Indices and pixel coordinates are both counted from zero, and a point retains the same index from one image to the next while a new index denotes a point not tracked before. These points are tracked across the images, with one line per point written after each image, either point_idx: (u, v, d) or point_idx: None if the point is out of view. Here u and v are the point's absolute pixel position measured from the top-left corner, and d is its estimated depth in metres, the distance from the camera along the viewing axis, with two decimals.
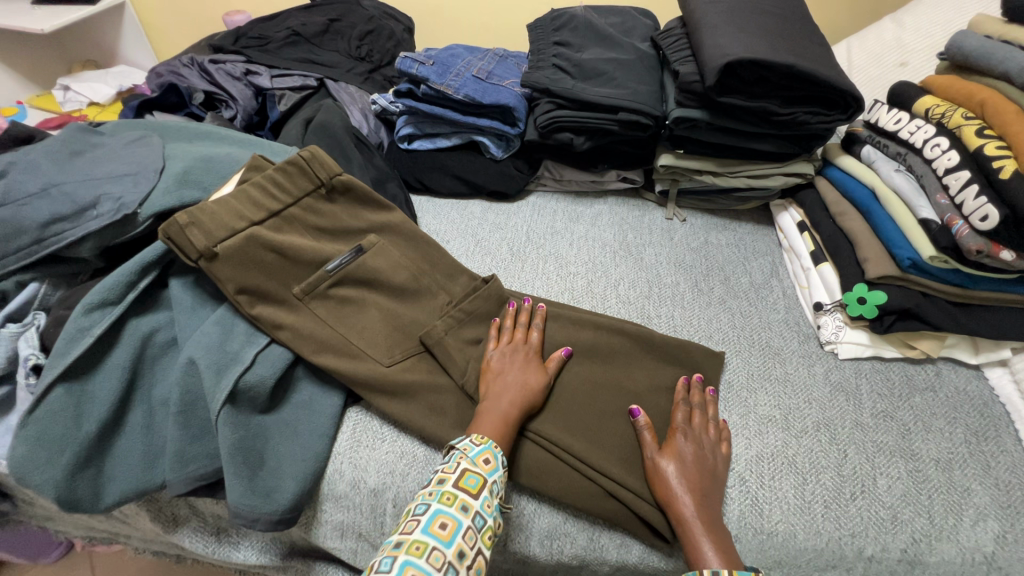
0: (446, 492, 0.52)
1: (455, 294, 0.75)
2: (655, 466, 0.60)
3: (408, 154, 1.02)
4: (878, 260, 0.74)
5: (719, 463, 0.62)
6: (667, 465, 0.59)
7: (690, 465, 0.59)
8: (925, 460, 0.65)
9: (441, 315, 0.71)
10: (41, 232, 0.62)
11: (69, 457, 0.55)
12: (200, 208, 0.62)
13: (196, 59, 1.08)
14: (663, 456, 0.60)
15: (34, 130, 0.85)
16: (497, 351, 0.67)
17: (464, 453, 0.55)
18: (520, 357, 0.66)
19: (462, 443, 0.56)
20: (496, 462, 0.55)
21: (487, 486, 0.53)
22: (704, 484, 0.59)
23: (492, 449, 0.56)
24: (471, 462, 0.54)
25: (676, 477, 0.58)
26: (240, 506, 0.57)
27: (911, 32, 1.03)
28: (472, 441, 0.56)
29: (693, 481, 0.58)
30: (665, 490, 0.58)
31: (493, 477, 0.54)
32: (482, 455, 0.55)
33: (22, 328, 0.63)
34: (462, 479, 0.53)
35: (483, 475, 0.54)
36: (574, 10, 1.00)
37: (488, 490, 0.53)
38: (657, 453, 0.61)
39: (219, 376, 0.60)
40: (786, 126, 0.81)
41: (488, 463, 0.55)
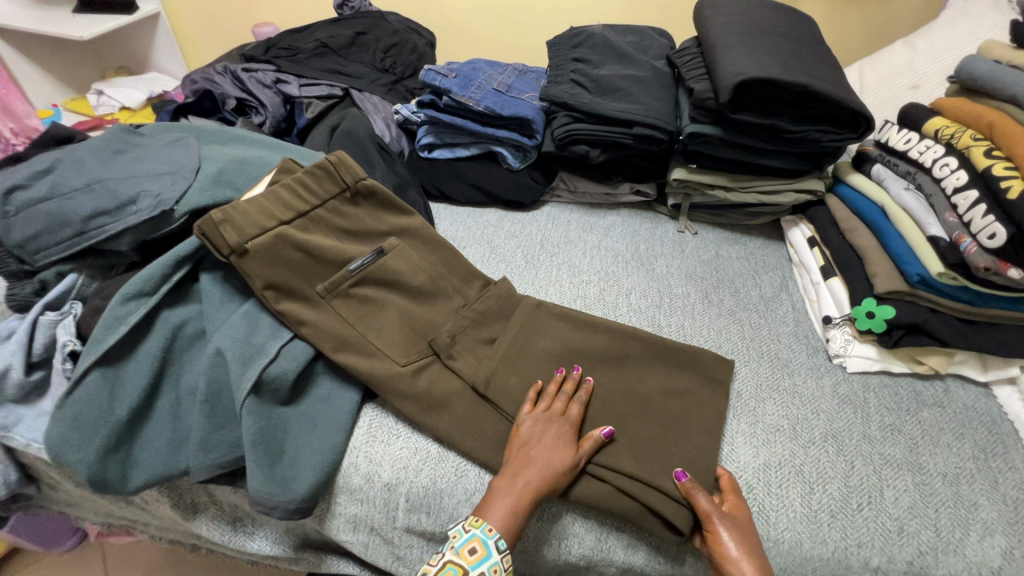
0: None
1: (470, 297, 0.78)
2: (710, 519, 0.57)
3: (428, 163, 1.05)
4: (888, 275, 0.75)
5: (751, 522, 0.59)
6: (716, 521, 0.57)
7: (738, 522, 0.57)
8: (933, 474, 0.65)
9: (457, 317, 0.74)
10: (83, 225, 0.66)
11: (102, 439, 0.58)
12: (234, 207, 0.65)
13: (229, 67, 1.13)
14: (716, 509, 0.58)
15: (75, 131, 0.89)
16: (530, 416, 0.63)
17: (450, 544, 0.54)
18: (555, 431, 0.62)
19: (452, 529, 0.55)
20: (485, 550, 0.53)
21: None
22: (750, 537, 0.57)
23: (481, 535, 0.54)
24: (455, 554, 0.53)
25: (731, 541, 0.55)
26: (259, 493, 0.59)
27: (922, 57, 1.05)
28: (462, 527, 0.55)
29: (744, 538, 0.56)
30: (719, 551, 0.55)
31: (477, 569, 0.52)
32: (467, 545, 0.53)
33: (60, 316, 0.66)
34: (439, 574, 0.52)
35: (464, 568, 0.52)
36: (593, 28, 1.03)
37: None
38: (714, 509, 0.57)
39: (245, 367, 0.63)
40: (798, 144, 0.84)
41: (473, 553, 0.53)
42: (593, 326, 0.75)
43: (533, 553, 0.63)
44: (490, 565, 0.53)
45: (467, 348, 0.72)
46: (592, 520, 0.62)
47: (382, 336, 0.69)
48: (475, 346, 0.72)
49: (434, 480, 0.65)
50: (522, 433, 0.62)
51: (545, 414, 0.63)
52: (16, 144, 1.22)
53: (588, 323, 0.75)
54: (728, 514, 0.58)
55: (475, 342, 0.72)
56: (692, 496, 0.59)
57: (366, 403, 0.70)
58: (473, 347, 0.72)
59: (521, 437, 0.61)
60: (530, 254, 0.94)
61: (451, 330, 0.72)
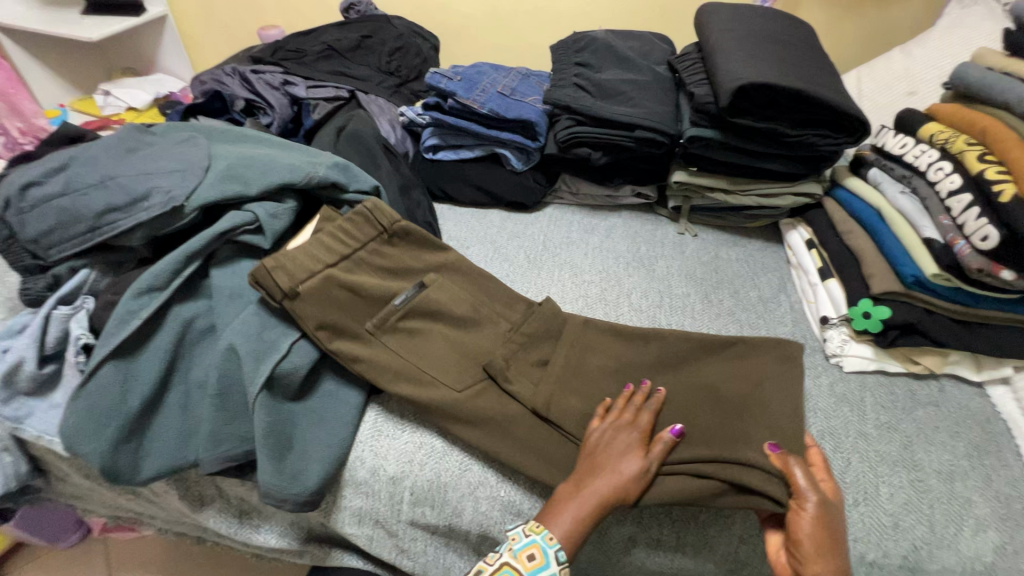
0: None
1: (515, 321, 0.76)
2: (803, 502, 0.55)
3: (432, 164, 1.07)
4: (883, 276, 0.77)
5: (837, 505, 0.56)
6: (811, 500, 0.54)
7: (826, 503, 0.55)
8: (928, 471, 0.67)
9: (506, 342, 0.72)
10: (96, 221, 0.67)
11: (114, 430, 0.59)
12: (284, 253, 0.68)
13: (237, 69, 1.15)
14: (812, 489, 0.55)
15: (85, 130, 0.91)
16: (599, 428, 0.61)
17: (508, 546, 0.54)
18: (625, 438, 0.59)
19: (510, 531, 0.55)
20: (543, 558, 0.53)
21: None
22: (837, 530, 0.54)
23: (540, 542, 0.53)
24: (512, 556, 0.54)
25: (812, 524, 0.53)
26: (269, 486, 0.61)
27: (918, 64, 1.07)
28: (523, 530, 0.55)
29: (829, 531, 0.54)
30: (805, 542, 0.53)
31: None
32: (527, 550, 0.53)
33: (73, 310, 0.68)
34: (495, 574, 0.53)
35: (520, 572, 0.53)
36: (596, 34, 1.05)
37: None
38: (808, 490, 0.55)
39: (255, 361, 0.64)
40: (796, 147, 0.85)
41: (532, 559, 0.53)
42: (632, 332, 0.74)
43: None
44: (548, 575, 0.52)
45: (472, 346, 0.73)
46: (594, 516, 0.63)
47: (388, 332, 0.71)
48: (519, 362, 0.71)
49: (439, 474, 0.66)
50: (592, 443, 0.60)
51: (614, 424, 0.61)
52: (24, 144, 1.26)
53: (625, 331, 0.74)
54: (823, 495, 0.55)
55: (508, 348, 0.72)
56: (787, 467, 0.57)
57: (371, 399, 0.71)
58: (477, 345, 0.73)
59: (590, 448, 0.59)
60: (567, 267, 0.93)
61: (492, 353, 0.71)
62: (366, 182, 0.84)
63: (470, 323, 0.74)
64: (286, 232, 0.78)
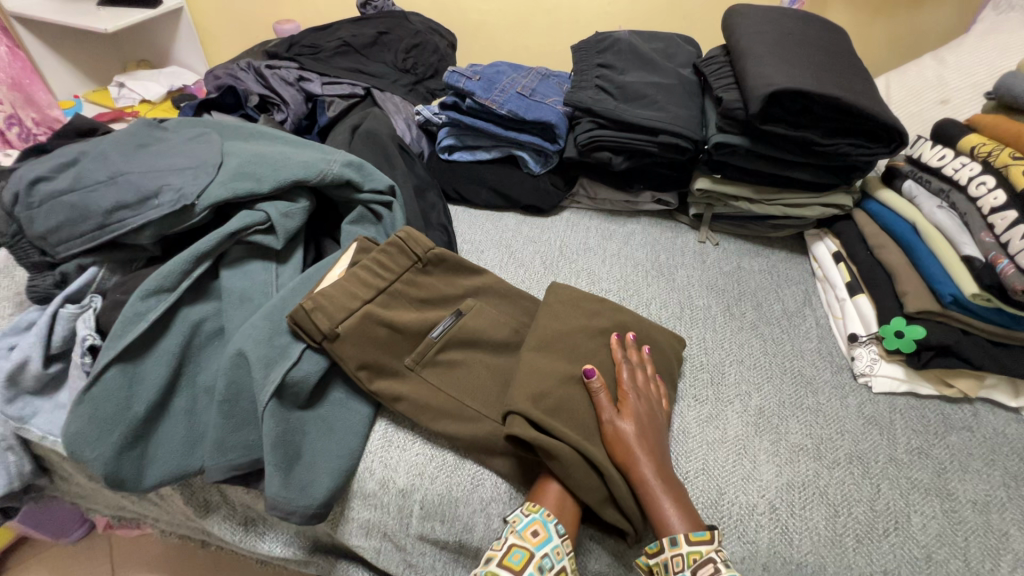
0: (490, 571, 0.53)
1: None
2: (614, 429, 0.62)
3: (447, 164, 1.05)
4: (918, 294, 0.73)
5: (654, 430, 0.62)
6: (622, 427, 0.61)
7: (644, 425, 0.62)
8: (962, 501, 0.63)
9: None
10: (105, 218, 0.65)
11: (119, 436, 0.58)
12: (321, 292, 0.65)
13: (252, 64, 1.13)
14: (620, 419, 0.62)
15: (97, 123, 0.89)
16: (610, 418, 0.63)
17: (512, 528, 0.56)
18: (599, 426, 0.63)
19: (513, 515, 0.57)
20: (546, 532, 0.55)
21: (531, 561, 0.53)
22: (657, 444, 0.61)
23: (542, 519, 0.55)
24: (518, 536, 0.55)
25: (632, 442, 0.60)
26: (277, 498, 0.59)
27: (952, 71, 1.03)
28: (522, 511, 0.57)
29: (651, 446, 0.61)
30: (624, 455, 0.60)
31: (541, 550, 0.54)
32: (530, 528, 0.55)
33: (80, 309, 0.66)
34: (506, 556, 0.53)
35: (530, 550, 0.54)
36: (619, 34, 1.02)
37: (533, 567, 0.53)
38: (615, 417, 0.62)
39: (267, 369, 0.62)
40: (828, 157, 0.82)
41: (536, 535, 0.54)
42: (593, 311, 0.75)
43: None
44: (553, 547, 0.54)
45: (483, 353, 0.71)
46: (610, 539, 0.62)
47: (402, 340, 0.68)
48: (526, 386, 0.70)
49: (450, 488, 0.64)
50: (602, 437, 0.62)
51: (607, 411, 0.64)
52: (38, 134, 1.26)
53: (590, 310, 0.75)
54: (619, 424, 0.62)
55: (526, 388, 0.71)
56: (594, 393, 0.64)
57: (382, 407, 0.69)
58: (490, 354, 0.71)
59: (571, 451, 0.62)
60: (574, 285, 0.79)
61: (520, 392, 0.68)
62: (381, 182, 0.82)
63: (485, 331, 0.71)
64: (298, 232, 0.76)
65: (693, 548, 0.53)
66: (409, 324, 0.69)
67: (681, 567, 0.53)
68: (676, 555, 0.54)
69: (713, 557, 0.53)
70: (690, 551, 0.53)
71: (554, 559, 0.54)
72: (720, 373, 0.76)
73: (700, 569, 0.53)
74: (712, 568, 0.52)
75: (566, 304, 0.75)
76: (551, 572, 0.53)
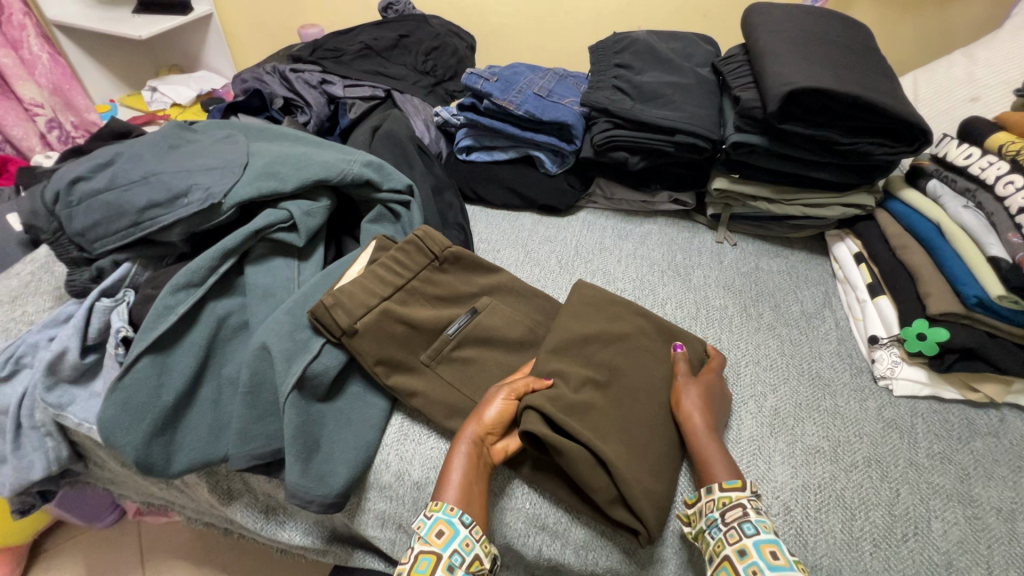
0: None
1: None
2: (683, 388, 0.67)
3: (465, 165, 1.06)
4: (941, 295, 0.72)
5: (717, 407, 0.67)
6: (691, 391, 0.66)
7: (707, 396, 0.66)
8: (986, 508, 0.62)
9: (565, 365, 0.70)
10: (138, 216, 0.69)
11: (149, 422, 0.60)
12: (341, 289, 0.67)
13: (278, 68, 1.17)
14: (692, 384, 0.67)
15: (131, 126, 0.93)
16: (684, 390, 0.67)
17: (416, 535, 0.54)
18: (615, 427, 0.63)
19: (416, 520, 0.55)
20: (452, 529, 0.54)
21: (440, 564, 0.52)
22: (717, 414, 0.66)
23: (445, 517, 0.55)
24: (423, 543, 0.53)
25: (697, 404, 0.65)
26: (297, 487, 0.61)
27: (983, 68, 1.00)
28: (425, 514, 0.55)
29: (710, 413, 0.65)
30: (686, 412, 0.64)
31: (448, 548, 0.53)
32: (434, 529, 0.54)
33: (114, 302, 0.70)
34: (413, 567, 0.52)
35: (436, 552, 0.52)
36: (637, 34, 1.02)
37: (443, 568, 0.51)
38: (688, 380, 0.68)
39: (288, 361, 0.64)
40: (849, 156, 0.81)
41: (442, 536, 0.53)
42: (615, 316, 0.74)
43: (560, 560, 0.62)
44: (461, 540, 0.53)
45: (499, 351, 0.72)
46: (621, 538, 0.61)
47: (418, 336, 0.70)
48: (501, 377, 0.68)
49: None
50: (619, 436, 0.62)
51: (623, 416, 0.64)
52: (75, 138, 1.35)
53: (611, 315, 0.74)
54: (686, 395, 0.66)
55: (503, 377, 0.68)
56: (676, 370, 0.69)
57: (398, 402, 0.71)
58: (506, 352, 0.72)
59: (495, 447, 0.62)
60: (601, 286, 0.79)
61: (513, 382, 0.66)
62: (400, 181, 0.83)
63: (499, 329, 0.73)
64: (319, 230, 0.78)
65: (723, 494, 0.56)
66: (425, 321, 0.70)
67: (712, 509, 0.56)
68: (709, 499, 0.57)
69: (744, 502, 0.55)
70: (722, 496, 0.56)
71: (464, 553, 0.53)
72: (736, 374, 0.76)
73: (728, 512, 0.55)
74: (740, 512, 0.54)
75: (592, 305, 0.75)
76: (463, 567, 0.52)
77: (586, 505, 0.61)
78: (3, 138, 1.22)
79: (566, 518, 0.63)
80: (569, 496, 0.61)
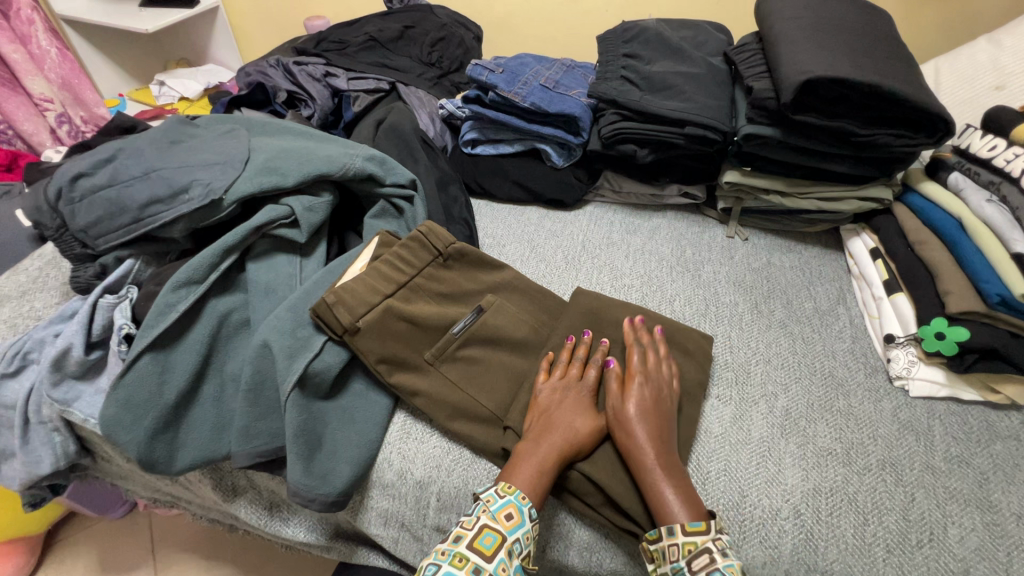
0: (461, 551, 0.51)
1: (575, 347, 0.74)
2: (619, 413, 0.60)
3: (471, 159, 1.05)
4: (961, 293, 0.69)
5: (663, 417, 0.61)
6: (627, 410, 0.60)
7: (646, 410, 0.60)
8: (1005, 513, 0.60)
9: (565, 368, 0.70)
10: (140, 212, 0.68)
11: (152, 420, 0.61)
12: (343, 287, 0.67)
13: (282, 61, 1.16)
14: (624, 401, 0.61)
15: (134, 121, 0.93)
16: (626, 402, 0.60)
17: (486, 508, 0.54)
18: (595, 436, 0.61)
19: (486, 494, 0.55)
20: (520, 517, 0.53)
21: (504, 546, 0.52)
22: (664, 430, 0.60)
23: (517, 502, 0.54)
24: (491, 518, 0.53)
25: (634, 423, 0.59)
26: (299, 485, 0.60)
27: (1009, 54, 0.96)
28: (496, 492, 0.55)
29: (655, 434, 0.59)
30: (626, 438, 0.59)
31: (513, 534, 0.52)
32: (505, 510, 0.53)
33: (117, 299, 0.70)
34: (477, 538, 0.52)
35: (502, 533, 0.52)
36: (647, 23, 0.99)
37: (504, 551, 0.51)
38: (620, 400, 0.61)
39: (290, 359, 0.64)
40: (866, 148, 0.78)
41: (510, 519, 0.53)
42: (619, 319, 0.73)
43: (563, 561, 0.61)
44: (524, 533, 0.53)
45: (502, 352, 0.71)
46: (625, 540, 0.60)
47: (420, 334, 0.69)
48: (568, 383, 0.64)
49: (467, 482, 0.64)
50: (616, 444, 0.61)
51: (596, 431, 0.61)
52: (85, 132, 1.34)
53: (616, 320, 0.73)
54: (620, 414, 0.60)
55: (573, 382, 0.64)
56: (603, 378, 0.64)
57: (401, 400, 0.71)
58: (510, 352, 0.71)
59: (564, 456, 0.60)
60: (599, 294, 0.77)
61: (588, 384, 0.65)
62: (403, 176, 0.82)
63: (504, 328, 0.72)
64: (322, 226, 0.77)
65: (688, 539, 0.52)
66: (428, 319, 0.69)
67: (676, 557, 0.52)
68: (672, 544, 0.52)
69: (709, 547, 0.51)
70: (687, 541, 0.52)
71: (523, 545, 0.53)
72: (746, 373, 0.74)
73: (695, 561, 0.51)
74: (706, 560, 0.50)
75: (594, 311, 0.74)
76: (519, 556, 0.52)
77: (586, 508, 0.60)
78: (13, 131, 1.22)
79: (570, 520, 0.62)
80: (571, 499, 0.61)
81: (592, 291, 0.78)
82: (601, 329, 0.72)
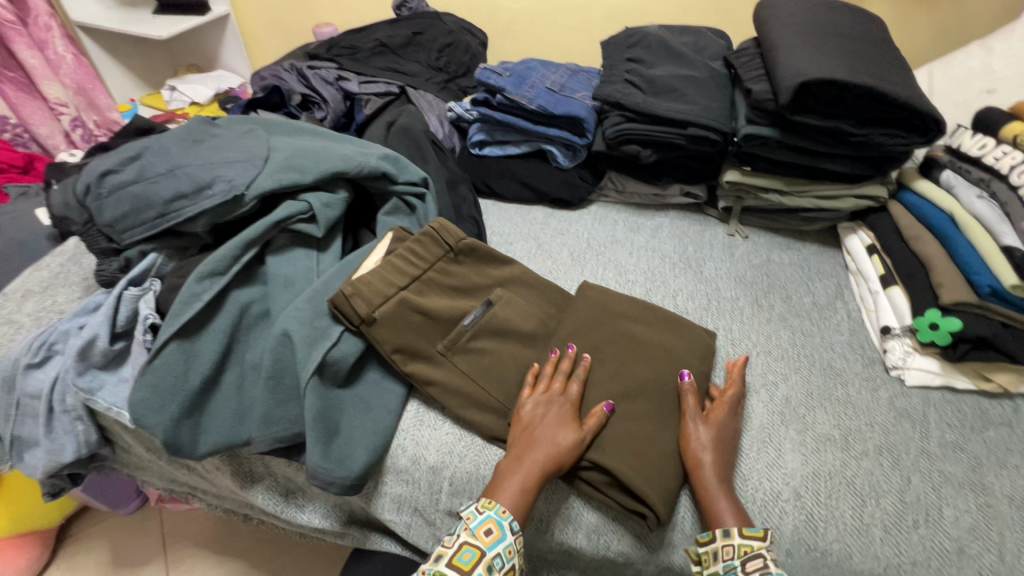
0: (440, 569, 0.53)
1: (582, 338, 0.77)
2: (693, 431, 0.63)
3: (478, 160, 1.08)
4: (954, 286, 0.72)
5: (734, 440, 0.64)
6: (701, 432, 0.63)
7: (722, 436, 0.63)
8: (998, 495, 0.62)
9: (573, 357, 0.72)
10: (165, 207, 0.71)
11: (178, 405, 0.63)
12: (360, 279, 0.69)
13: (295, 65, 1.19)
14: (704, 424, 0.64)
15: (153, 122, 0.96)
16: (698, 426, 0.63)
17: (466, 525, 0.56)
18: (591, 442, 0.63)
19: (466, 511, 0.57)
20: (499, 531, 0.55)
21: (483, 561, 0.54)
22: (732, 452, 0.63)
23: (496, 517, 0.56)
24: (471, 535, 0.55)
25: (707, 445, 0.62)
26: (318, 468, 0.63)
27: (1000, 59, 1.00)
28: (476, 508, 0.57)
29: (723, 455, 0.62)
30: (694, 453, 0.62)
31: (493, 550, 0.54)
32: (483, 526, 0.55)
33: (141, 291, 0.72)
34: (456, 555, 0.54)
35: (480, 549, 0.54)
36: (649, 29, 1.03)
37: (483, 566, 0.53)
38: (699, 420, 0.64)
39: (310, 347, 0.66)
40: (862, 147, 0.81)
41: (489, 534, 0.55)
42: (626, 310, 0.76)
43: (570, 543, 0.64)
44: (505, 547, 0.55)
45: (512, 343, 0.73)
46: (631, 521, 0.63)
47: (434, 326, 0.71)
48: (551, 398, 0.65)
49: (479, 466, 0.66)
50: (624, 434, 0.64)
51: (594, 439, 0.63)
52: (98, 136, 1.38)
53: (622, 311, 0.76)
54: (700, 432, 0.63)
55: (555, 397, 0.65)
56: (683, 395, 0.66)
57: (414, 389, 0.73)
58: (520, 343, 0.73)
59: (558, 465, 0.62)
60: (605, 288, 0.80)
61: (570, 398, 0.65)
62: (415, 174, 0.85)
63: (513, 321, 0.74)
64: (337, 222, 0.80)
65: (744, 542, 0.55)
66: (442, 311, 0.72)
67: (732, 557, 0.54)
68: (727, 545, 0.55)
69: (764, 553, 0.54)
70: (743, 543, 0.55)
71: (504, 559, 0.55)
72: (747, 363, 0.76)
73: (749, 562, 0.54)
74: (761, 563, 0.53)
75: (599, 303, 0.76)
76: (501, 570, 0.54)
77: (596, 492, 0.62)
78: (29, 135, 1.27)
79: (578, 504, 0.64)
80: (580, 483, 0.63)
81: (598, 285, 0.81)
82: (608, 320, 0.75)
